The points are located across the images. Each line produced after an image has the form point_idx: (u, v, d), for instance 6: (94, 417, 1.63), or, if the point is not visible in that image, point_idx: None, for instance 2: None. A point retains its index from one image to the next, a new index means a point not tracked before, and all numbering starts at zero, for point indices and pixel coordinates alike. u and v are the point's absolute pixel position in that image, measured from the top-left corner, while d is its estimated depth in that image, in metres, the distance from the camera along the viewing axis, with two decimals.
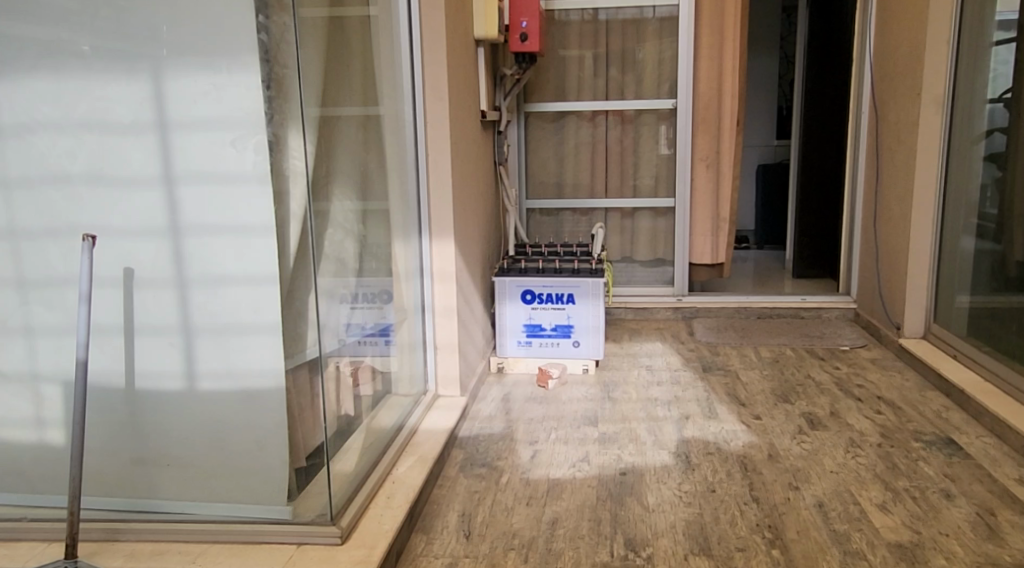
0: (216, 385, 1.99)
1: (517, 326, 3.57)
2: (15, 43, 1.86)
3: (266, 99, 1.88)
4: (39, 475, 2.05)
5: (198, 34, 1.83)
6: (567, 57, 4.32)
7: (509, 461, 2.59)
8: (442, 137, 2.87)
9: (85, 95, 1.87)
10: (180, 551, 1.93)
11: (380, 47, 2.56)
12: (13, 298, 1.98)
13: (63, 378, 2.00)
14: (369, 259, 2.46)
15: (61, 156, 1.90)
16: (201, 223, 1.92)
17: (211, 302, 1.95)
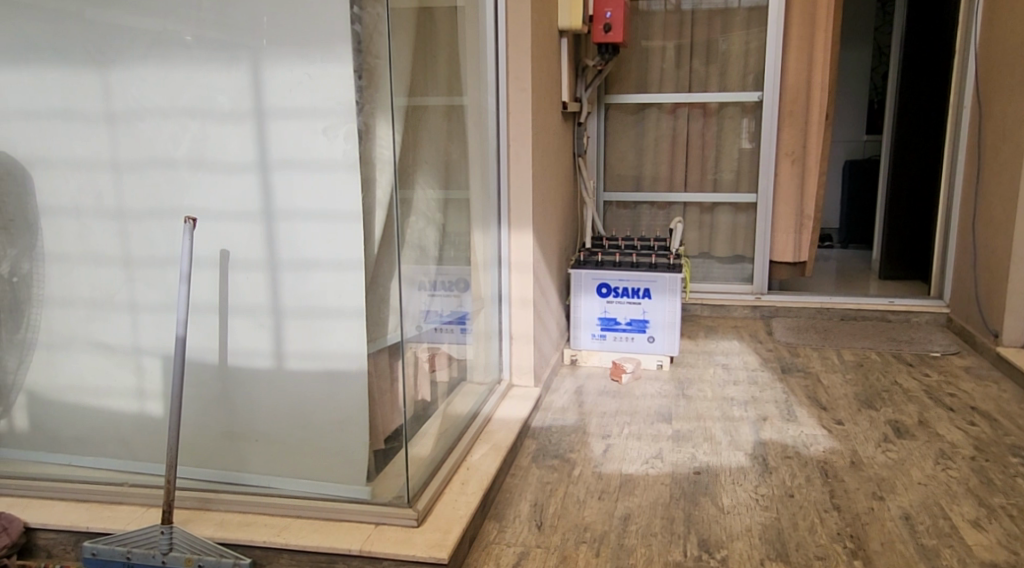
0: (303, 366, 2.06)
1: (592, 319, 3.57)
2: (126, 34, 1.95)
3: (357, 89, 1.92)
4: (139, 444, 2.17)
5: (294, 23, 1.89)
6: (650, 48, 4.27)
7: (581, 454, 2.59)
8: (524, 128, 2.89)
9: (190, 83, 1.95)
10: (266, 523, 1.99)
11: (467, 38, 2.58)
12: (119, 275, 2.09)
13: (163, 352, 2.11)
14: (449, 248, 2.50)
15: (167, 141, 2.00)
16: (294, 209, 1.98)
17: (300, 284, 2.02)
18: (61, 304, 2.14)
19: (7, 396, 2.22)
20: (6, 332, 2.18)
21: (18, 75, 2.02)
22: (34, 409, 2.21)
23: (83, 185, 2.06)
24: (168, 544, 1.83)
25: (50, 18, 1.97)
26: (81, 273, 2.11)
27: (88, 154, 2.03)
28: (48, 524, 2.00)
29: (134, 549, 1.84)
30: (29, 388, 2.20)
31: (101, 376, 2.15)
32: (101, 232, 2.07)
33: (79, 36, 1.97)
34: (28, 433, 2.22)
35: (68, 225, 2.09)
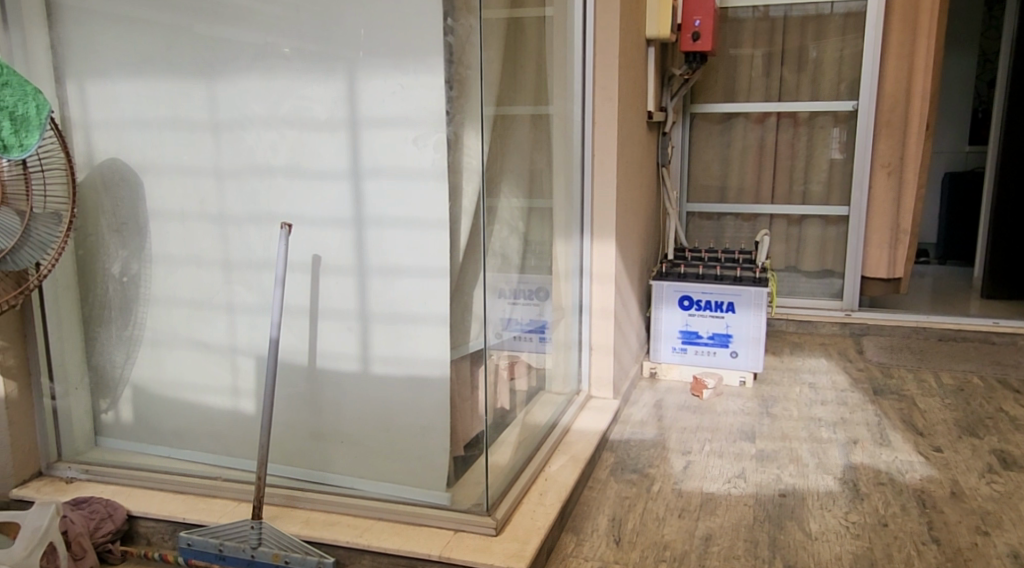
0: (388, 370, 2.10)
1: (672, 332, 3.51)
2: (231, 46, 2.03)
3: (448, 99, 1.94)
4: (233, 439, 2.26)
5: (388, 35, 1.93)
6: (738, 56, 4.18)
7: (661, 469, 2.55)
8: (609, 138, 2.88)
9: (288, 94, 2.03)
10: (348, 524, 2.03)
11: (554, 48, 2.59)
12: (218, 277, 2.18)
13: (258, 353, 2.19)
14: (531, 257, 2.50)
15: (266, 150, 2.07)
16: (383, 216, 2.03)
17: (387, 290, 2.06)
18: (164, 304, 2.24)
19: (114, 390, 2.33)
20: (115, 329, 2.29)
21: (132, 85, 2.12)
22: (138, 403, 2.32)
23: (188, 191, 2.15)
24: (258, 538, 1.90)
25: (162, 32, 2.07)
26: (184, 274, 2.21)
27: (194, 162, 2.13)
28: (149, 513, 2.09)
29: (226, 542, 1.90)
30: (134, 382, 2.31)
31: (200, 373, 2.26)
32: (202, 236, 2.17)
33: (188, 49, 2.07)
34: (132, 425, 2.33)
35: (172, 229, 2.19)
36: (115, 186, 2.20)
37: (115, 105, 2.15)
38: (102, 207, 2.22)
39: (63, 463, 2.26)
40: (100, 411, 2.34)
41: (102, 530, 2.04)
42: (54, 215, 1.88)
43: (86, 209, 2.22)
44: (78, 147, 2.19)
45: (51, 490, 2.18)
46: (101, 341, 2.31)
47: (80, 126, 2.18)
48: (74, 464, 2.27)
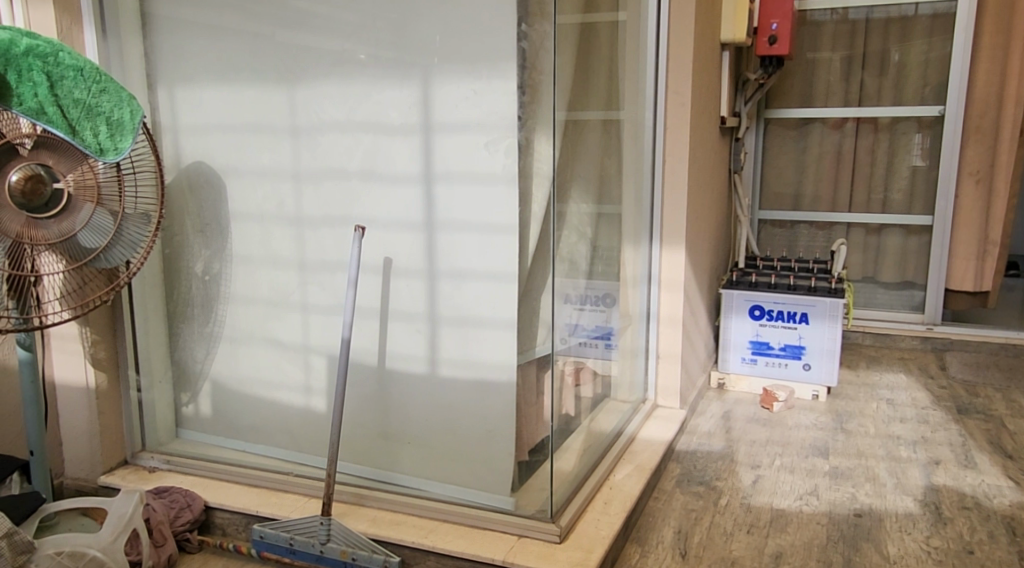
0: (456, 373, 2.12)
1: (742, 342, 3.43)
2: (311, 53, 2.09)
3: (520, 105, 1.94)
4: (304, 436, 2.32)
5: (464, 40, 1.95)
6: (816, 60, 4.07)
7: (729, 483, 2.50)
8: (681, 144, 2.84)
9: (365, 99, 2.06)
10: (414, 524, 2.06)
11: (627, 53, 2.57)
12: (294, 278, 2.24)
13: (329, 352, 2.24)
14: (600, 263, 2.48)
15: (342, 154, 2.12)
16: (454, 220, 2.05)
17: (456, 293, 2.08)
18: (242, 302, 2.31)
19: (195, 383, 2.42)
20: (197, 325, 2.38)
21: (218, 91, 2.20)
22: (216, 398, 2.40)
23: (267, 194, 2.22)
24: (327, 534, 1.94)
25: (246, 40, 2.14)
26: (262, 274, 2.28)
27: (273, 165, 2.19)
28: (225, 504, 2.16)
29: (296, 536, 1.96)
30: (213, 377, 2.39)
31: (274, 370, 2.32)
32: (280, 237, 2.23)
33: (270, 55, 2.13)
34: (210, 418, 2.42)
35: (251, 230, 2.26)
36: (200, 188, 2.29)
37: (201, 110, 2.23)
38: (187, 209, 2.31)
39: (146, 453, 2.37)
40: (181, 403, 2.44)
41: (181, 519, 2.12)
42: (144, 215, 1.95)
43: (173, 211, 2.32)
44: (167, 151, 2.29)
45: (135, 478, 2.28)
46: (184, 337, 2.40)
47: (169, 131, 2.28)
48: (156, 454, 2.37)
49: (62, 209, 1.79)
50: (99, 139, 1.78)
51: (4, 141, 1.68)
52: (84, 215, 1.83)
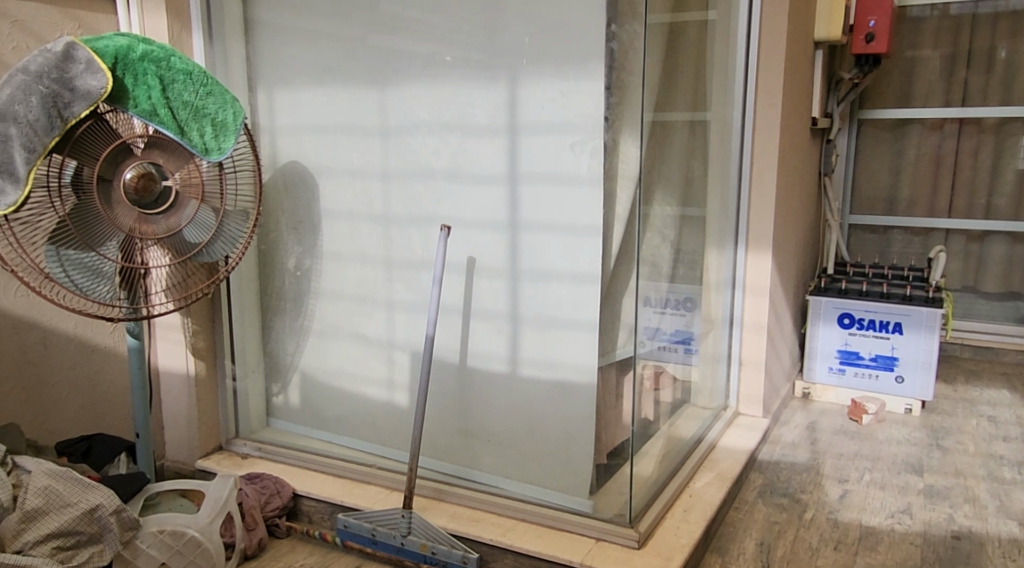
0: (536, 374, 2.13)
1: (830, 351, 3.32)
2: (402, 55, 2.13)
3: (606, 105, 1.93)
4: (387, 430, 2.37)
5: (552, 41, 1.95)
6: (916, 58, 3.91)
7: (814, 496, 2.43)
8: (770, 146, 2.77)
9: (453, 100, 2.09)
10: (492, 522, 2.09)
11: (716, 54, 2.52)
12: (380, 275, 2.29)
13: (413, 348, 2.28)
14: (683, 266, 2.43)
15: (429, 154, 2.16)
16: (538, 221, 2.06)
17: (538, 294, 2.09)
18: (331, 297, 2.38)
19: (285, 375, 2.50)
20: (288, 318, 2.46)
21: (313, 92, 2.27)
22: (305, 389, 2.48)
23: (357, 193, 2.28)
24: (408, 527, 1.99)
25: (340, 42, 2.20)
26: (349, 271, 2.34)
27: (363, 164, 2.25)
28: (311, 492, 2.24)
29: (379, 528, 2.01)
30: (302, 369, 2.47)
31: (359, 364, 2.38)
32: (368, 235, 2.29)
33: (362, 58, 2.18)
34: (298, 409, 2.50)
35: (341, 228, 2.32)
36: (294, 186, 2.37)
37: (297, 112, 2.31)
38: (283, 206, 2.39)
39: (239, 440, 2.49)
40: (273, 394, 2.53)
41: (271, 505, 2.20)
42: (243, 213, 2.03)
43: (270, 209, 2.41)
44: (265, 151, 2.38)
45: (228, 464, 2.39)
46: (275, 329, 2.48)
47: (267, 131, 2.37)
48: (248, 441, 2.49)
49: (169, 206, 1.88)
50: (204, 139, 1.87)
51: (121, 141, 1.78)
52: (190, 212, 1.91)
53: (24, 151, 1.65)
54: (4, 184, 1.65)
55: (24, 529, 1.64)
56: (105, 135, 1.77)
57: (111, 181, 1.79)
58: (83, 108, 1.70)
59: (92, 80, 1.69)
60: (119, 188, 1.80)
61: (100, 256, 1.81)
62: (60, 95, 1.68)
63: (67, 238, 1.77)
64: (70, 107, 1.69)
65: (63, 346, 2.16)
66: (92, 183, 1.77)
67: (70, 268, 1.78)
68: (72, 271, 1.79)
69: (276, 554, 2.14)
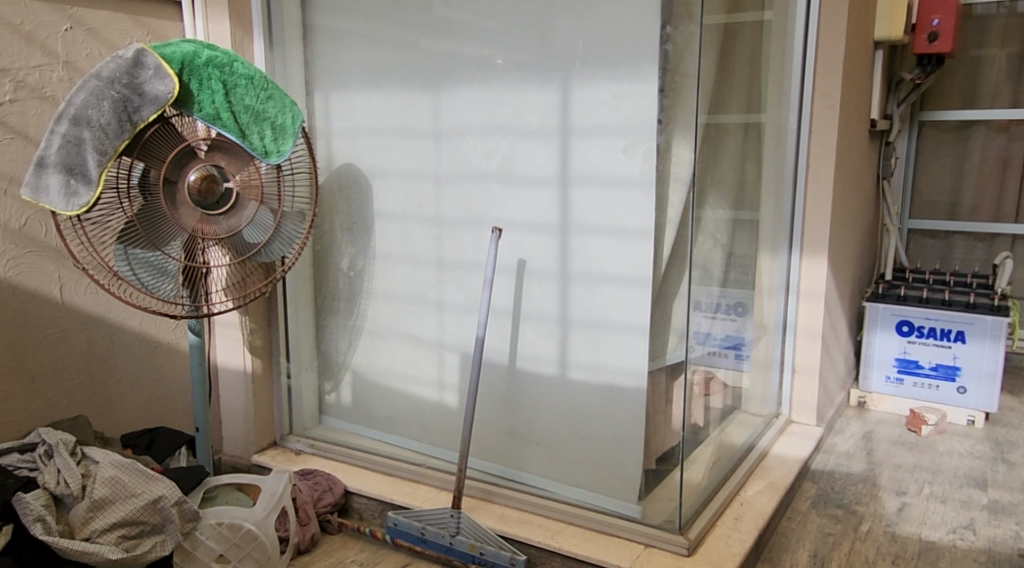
0: (586, 377, 2.13)
1: (887, 359, 3.24)
2: (456, 59, 2.15)
3: (660, 107, 1.91)
4: (436, 429, 2.39)
5: (605, 44, 1.95)
6: (981, 57, 3.79)
7: (871, 508, 2.38)
8: (828, 149, 2.72)
9: (505, 103, 2.11)
10: (540, 524, 2.10)
11: (773, 55, 2.48)
12: (431, 276, 2.32)
13: (463, 349, 2.30)
14: (735, 270, 2.38)
15: (481, 157, 2.17)
16: (589, 224, 2.05)
17: (588, 296, 2.09)
18: (383, 298, 2.41)
19: (337, 373, 2.55)
20: (341, 318, 2.50)
21: (368, 96, 2.31)
22: (356, 388, 2.52)
23: (409, 195, 2.30)
24: (456, 527, 2.01)
25: (395, 46, 2.23)
26: (401, 271, 2.36)
27: (416, 167, 2.27)
28: (362, 490, 2.28)
29: (428, 527, 2.03)
30: (354, 368, 2.51)
31: (409, 364, 2.41)
32: (420, 237, 2.31)
33: (417, 61, 2.21)
34: (350, 407, 2.54)
35: (394, 229, 2.35)
36: (349, 188, 2.41)
37: (352, 115, 2.35)
38: (337, 208, 2.44)
39: (293, 436, 2.55)
40: (325, 392, 2.57)
41: (323, 501, 2.24)
42: (300, 214, 2.06)
43: (324, 210, 2.45)
44: (321, 153, 2.42)
45: (282, 459, 2.46)
46: (328, 328, 2.53)
47: (323, 134, 2.41)
48: (302, 438, 2.55)
49: (230, 207, 1.92)
50: (264, 143, 1.92)
51: (186, 143, 1.84)
52: (249, 213, 1.95)
53: (96, 154, 1.71)
54: (77, 185, 1.72)
55: (92, 518, 1.72)
56: (171, 138, 1.83)
57: (176, 182, 1.85)
58: (151, 112, 1.76)
59: (160, 85, 1.75)
60: (183, 190, 1.86)
61: (165, 255, 1.87)
62: (130, 100, 1.74)
63: (135, 237, 1.84)
64: (139, 111, 1.75)
65: (128, 342, 2.23)
66: (158, 185, 1.83)
67: (137, 267, 1.85)
68: (139, 270, 1.86)
69: (328, 549, 2.18)
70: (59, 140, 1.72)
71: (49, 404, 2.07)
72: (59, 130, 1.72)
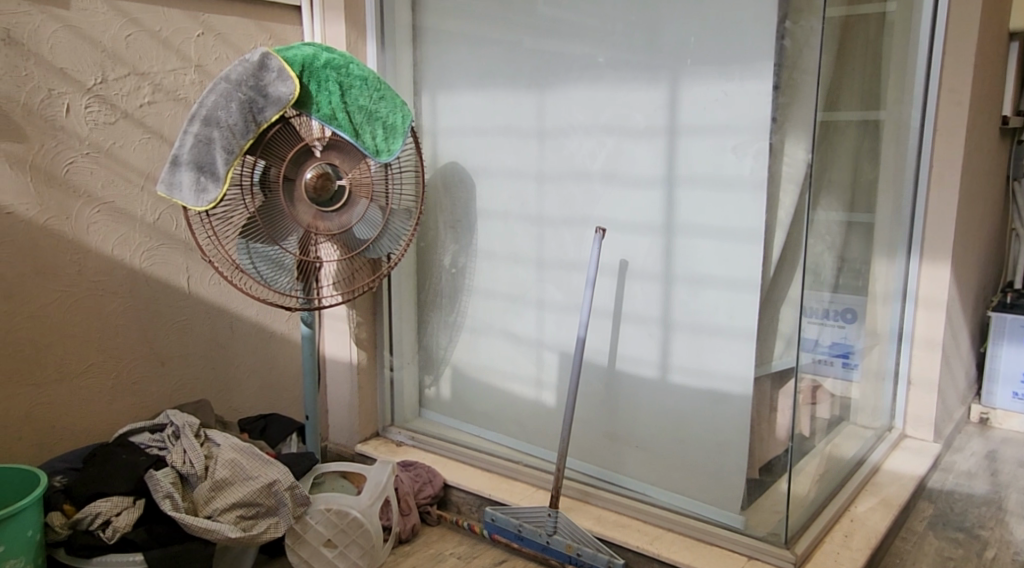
0: (688, 381, 2.09)
1: (1014, 374, 3.02)
2: (562, 58, 2.15)
3: (774, 105, 1.86)
4: (533, 428, 2.40)
5: (718, 40, 1.90)
6: None
7: (996, 533, 2.23)
8: (954, 148, 2.57)
9: (612, 101, 2.09)
10: (639, 529, 2.09)
11: (896, 51, 2.36)
12: (532, 274, 2.33)
13: (562, 349, 2.30)
14: (849, 274, 2.27)
15: (585, 156, 2.16)
16: (695, 225, 2.01)
17: (693, 299, 2.05)
18: (484, 295, 2.44)
19: (438, 368, 2.60)
20: (443, 314, 2.55)
21: (474, 96, 2.34)
22: (455, 383, 2.56)
23: (513, 193, 2.32)
24: (554, 527, 2.02)
25: (504, 46, 2.25)
26: (503, 269, 2.39)
27: (520, 166, 2.29)
28: (461, 484, 2.32)
29: (525, 525, 2.05)
30: (454, 363, 2.55)
31: (509, 362, 2.43)
32: (522, 236, 2.32)
33: (524, 61, 2.22)
34: (449, 402, 2.58)
35: (496, 227, 2.37)
36: (453, 186, 2.45)
37: (458, 115, 2.39)
38: (442, 205, 2.48)
39: (394, 428, 2.62)
40: (425, 386, 2.63)
41: (423, 493, 2.29)
42: (407, 211, 2.12)
43: (429, 207, 2.50)
44: (427, 152, 2.48)
45: (385, 450, 2.53)
46: (430, 323, 2.58)
47: (429, 133, 2.46)
48: (403, 430, 2.61)
49: (343, 204, 1.99)
50: (376, 142, 1.98)
51: (303, 142, 1.91)
52: (360, 210, 2.02)
53: (224, 153, 1.81)
54: (207, 182, 1.82)
55: (213, 497, 1.82)
56: (291, 138, 1.90)
57: (294, 180, 1.93)
58: (274, 113, 1.84)
59: (283, 86, 1.83)
60: (300, 187, 1.93)
61: (282, 249, 1.95)
62: (255, 102, 1.83)
63: (256, 232, 1.92)
64: (263, 112, 1.84)
65: (246, 332, 2.34)
66: (277, 182, 1.91)
67: (257, 260, 1.94)
68: (259, 263, 1.95)
69: (427, 541, 2.23)
70: (191, 139, 1.82)
71: (175, 388, 2.20)
72: (191, 130, 1.83)
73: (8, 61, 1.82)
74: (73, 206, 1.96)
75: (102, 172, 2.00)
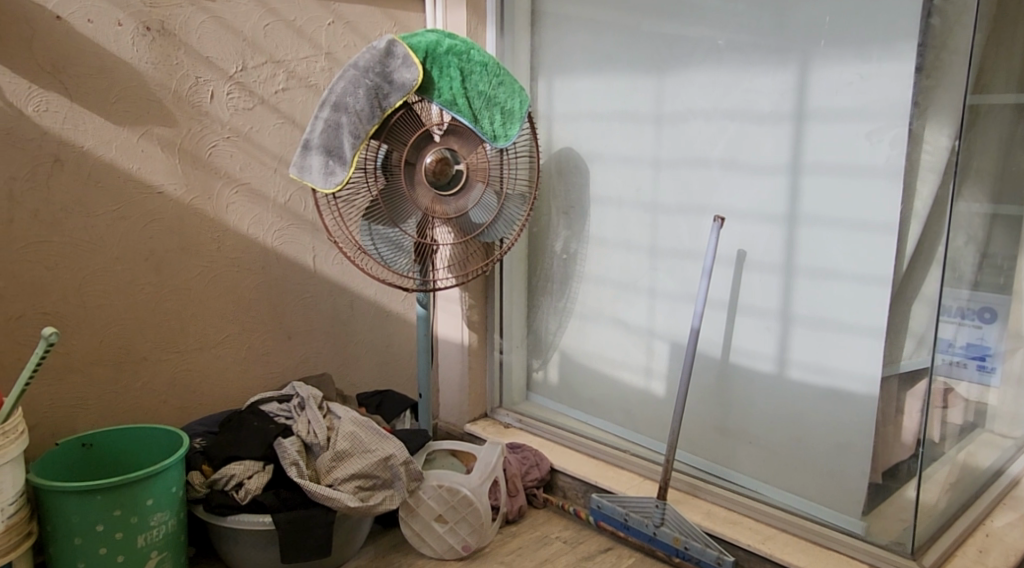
0: (806, 377, 2.01)
1: None
2: (685, 41, 2.09)
3: (915, 89, 1.75)
4: (641, 416, 2.38)
5: (855, 21, 1.80)
6: None
7: None
8: None
9: (736, 86, 2.02)
10: (751, 527, 2.06)
11: None
12: (645, 263, 2.29)
13: (674, 339, 2.26)
14: (990, 271, 2.12)
15: (705, 142, 2.11)
16: (820, 215, 1.93)
17: (815, 293, 1.96)
18: (595, 281, 2.43)
19: (546, 352, 2.61)
20: (553, 299, 2.55)
21: (593, 81, 2.32)
22: (563, 368, 2.57)
23: (627, 179, 2.29)
24: (661, 518, 2.00)
25: (625, 30, 2.22)
26: (614, 256, 2.36)
27: (637, 152, 2.25)
28: (567, 469, 2.33)
29: (632, 514, 2.05)
30: (562, 349, 2.56)
31: (619, 349, 2.40)
32: (636, 222, 2.29)
33: (644, 45, 2.18)
34: (556, 387, 2.60)
35: (609, 213, 2.35)
36: (568, 171, 2.44)
37: (575, 99, 2.37)
38: (556, 191, 2.48)
39: (502, 410, 2.68)
40: (533, 369, 2.66)
41: (530, 475, 2.32)
42: (521, 196, 2.12)
43: (544, 192, 2.51)
44: (542, 136, 2.48)
45: (493, 431, 2.58)
46: (540, 308, 2.59)
47: (545, 118, 2.46)
48: (511, 412, 2.67)
49: (460, 188, 2.02)
50: (494, 127, 1.99)
51: (424, 128, 1.95)
52: (476, 194, 2.05)
53: (351, 137, 1.88)
54: (335, 165, 1.89)
55: (335, 466, 1.90)
56: (413, 123, 1.94)
57: (415, 164, 1.98)
58: (398, 99, 1.89)
59: (407, 73, 1.88)
60: (421, 170, 1.98)
61: (402, 231, 2.01)
62: (381, 88, 1.88)
63: (377, 214, 1.99)
64: (388, 98, 1.89)
65: (366, 311, 2.43)
66: (399, 166, 1.96)
67: (378, 241, 2.01)
68: (380, 245, 2.02)
69: (534, 523, 2.25)
70: (322, 124, 1.90)
71: (300, 361, 2.31)
72: (322, 116, 1.90)
73: (161, 50, 1.95)
74: (214, 187, 2.08)
75: (240, 155, 2.12)
